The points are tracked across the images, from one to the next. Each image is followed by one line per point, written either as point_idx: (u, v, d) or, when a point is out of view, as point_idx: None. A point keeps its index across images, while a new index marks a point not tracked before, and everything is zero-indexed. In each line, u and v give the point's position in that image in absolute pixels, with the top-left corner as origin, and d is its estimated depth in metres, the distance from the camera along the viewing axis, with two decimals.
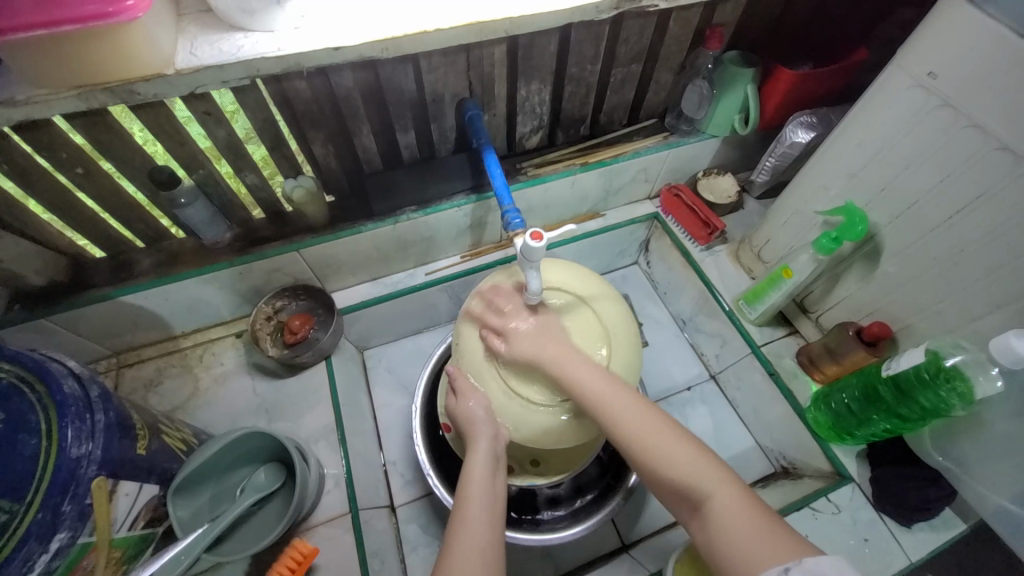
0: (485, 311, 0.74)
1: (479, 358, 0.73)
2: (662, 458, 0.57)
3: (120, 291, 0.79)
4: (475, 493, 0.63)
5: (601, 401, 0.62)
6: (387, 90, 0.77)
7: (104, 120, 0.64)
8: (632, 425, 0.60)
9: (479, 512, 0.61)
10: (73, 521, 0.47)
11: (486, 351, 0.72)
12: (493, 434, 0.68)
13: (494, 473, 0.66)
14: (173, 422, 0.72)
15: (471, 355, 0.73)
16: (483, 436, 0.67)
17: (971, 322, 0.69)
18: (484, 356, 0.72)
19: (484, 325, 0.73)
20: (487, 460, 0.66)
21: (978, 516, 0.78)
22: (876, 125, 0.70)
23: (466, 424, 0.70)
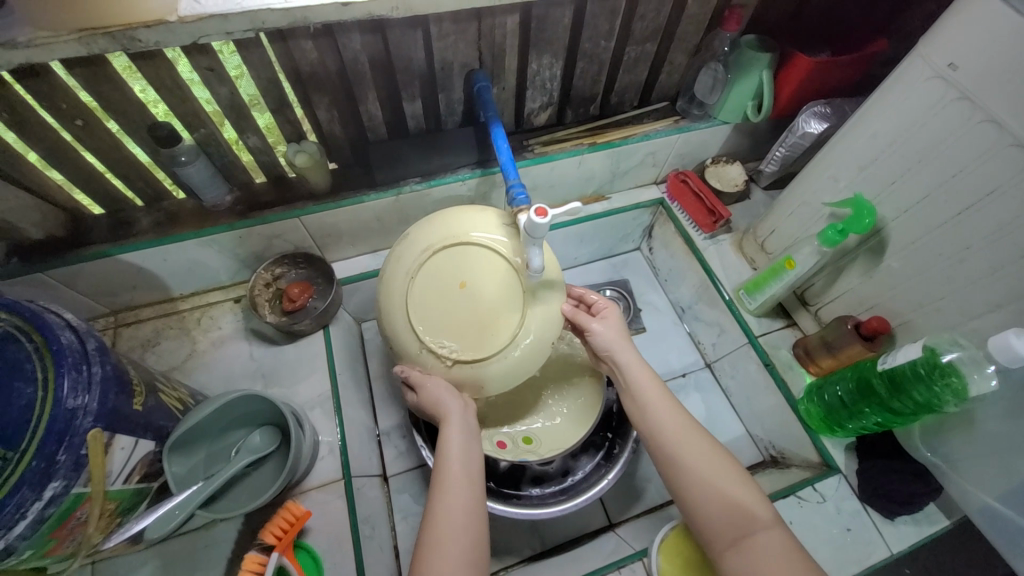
0: (401, 290, 0.67)
1: (407, 340, 0.67)
2: (714, 487, 0.60)
3: (119, 248, 0.78)
4: (453, 467, 0.64)
5: (668, 423, 0.66)
6: (395, 56, 0.75)
7: (104, 71, 0.63)
8: (693, 451, 0.63)
9: (460, 484, 0.63)
10: (68, 471, 0.48)
11: (410, 332, 0.66)
12: (460, 406, 0.66)
13: (470, 444, 0.66)
14: (169, 380, 0.72)
15: (401, 341, 0.67)
16: (453, 411, 0.65)
17: (970, 320, 0.69)
18: (412, 337, 0.66)
19: (401, 302, 0.67)
20: (462, 431, 0.65)
21: (961, 512, 0.79)
22: (892, 116, 0.69)
23: (431, 404, 0.67)
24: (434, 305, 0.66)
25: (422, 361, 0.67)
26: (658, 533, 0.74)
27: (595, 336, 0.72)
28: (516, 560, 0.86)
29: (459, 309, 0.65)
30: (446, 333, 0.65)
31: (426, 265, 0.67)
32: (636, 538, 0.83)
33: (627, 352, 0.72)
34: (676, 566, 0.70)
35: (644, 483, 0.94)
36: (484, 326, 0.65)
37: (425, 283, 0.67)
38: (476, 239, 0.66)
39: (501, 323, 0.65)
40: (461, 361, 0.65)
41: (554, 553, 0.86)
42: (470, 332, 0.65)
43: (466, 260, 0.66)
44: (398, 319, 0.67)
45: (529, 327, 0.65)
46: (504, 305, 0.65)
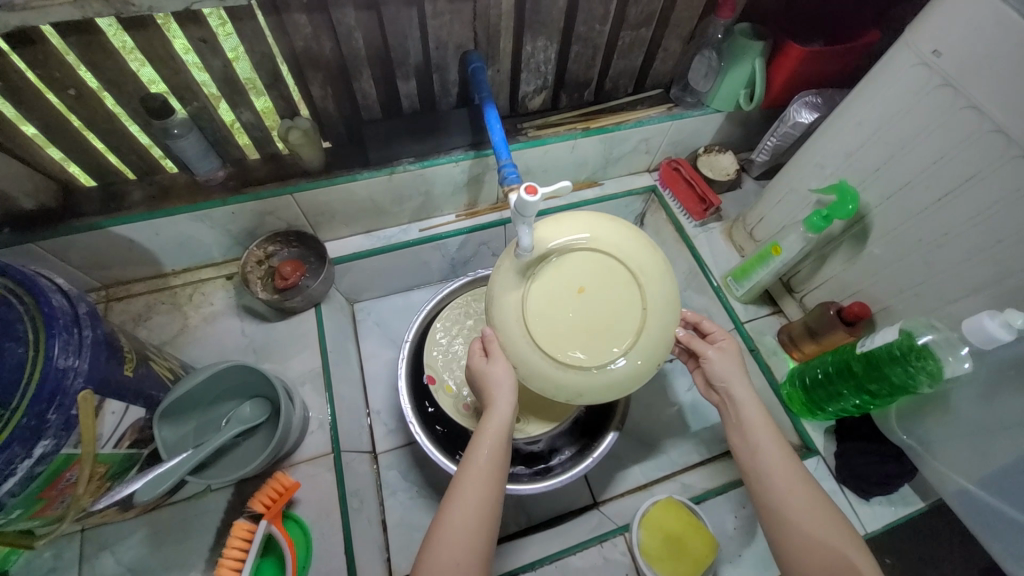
0: (516, 286, 0.63)
1: (516, 340, 0.62)
2: (810, 536, 0.57)
3: (111, 221, 0.78)
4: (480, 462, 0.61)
5: (778, 468, 0.61)
6: (390, 34, 0.75)
7: (99, 41, 0.63)
8: (799, 499, 0.59)
9: (480, 479, 0.60)
10: (58, 430, 0.49)
11: (522, 331, 0.62)
12: (511, 396, 0.63)
13: (503, 447, 0.63)
14: (159, 352, 0.73)
15: (506, 337, 0.63)
16: (500, 401, 0.63)
17: (947, 305, 0.71)
18: (523, 337, 0.62)
19: (516, 297, 0.63)
20: (501, 427, 0.63)
21: (935, 493, 0.81)
22: (878, 104, 0.70)
23: (487, 386, 0.65)
24: (550, 306, 0.63)
25: (525, 360, 0.62)
26: (640, 507, 0.76)
27: (709, 363, 0.70)
28: (502, 535, 0.88)
29: (575, 312, 0.63)
30: (557, 335, 0.62)
31: (544, 266, 0.64)
32: (620, 515, 0.85)
33: (744, 387, 0.67)
34: (657, 539, 0.72)
35: (629, 464, 0.96)
36: (601, 333, 0.62)
37: (542, 284, 0.63)
38: (602, 247, 0.65)
39: (620, 330, 0.63)
40: (574, 365, 0.61)
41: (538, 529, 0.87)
42: (586, 335, 0.62)
43: (587, 267, 0.64)
44: (509, 318, 0.62)
45: (645, 342, 0.63)
46: (623, 313, 0.63)
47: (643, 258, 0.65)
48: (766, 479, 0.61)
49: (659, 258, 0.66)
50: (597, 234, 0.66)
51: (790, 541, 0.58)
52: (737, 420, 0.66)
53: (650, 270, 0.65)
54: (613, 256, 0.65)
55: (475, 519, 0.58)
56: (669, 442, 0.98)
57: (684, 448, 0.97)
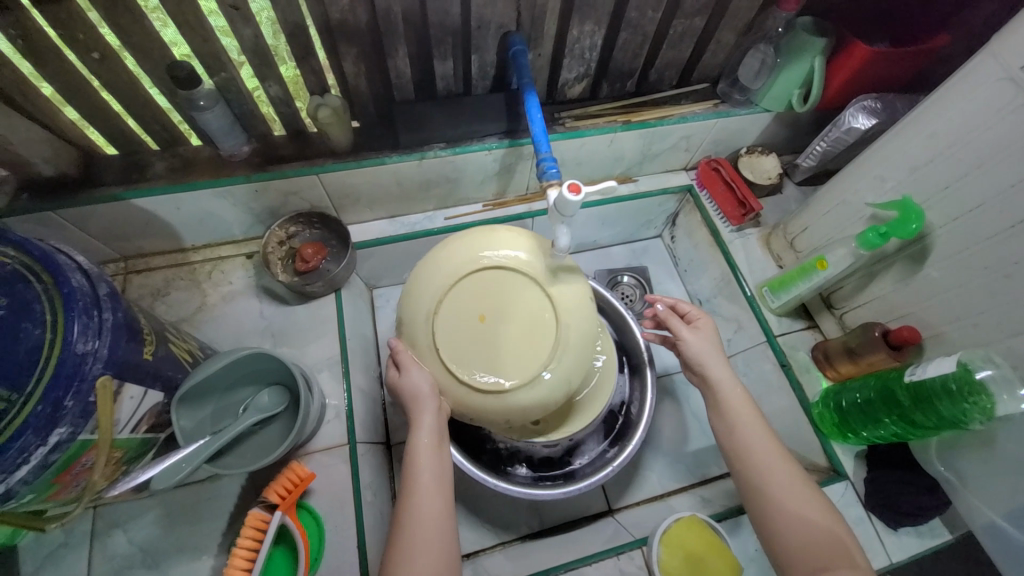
0: (431, 361, 0.63)
1: (472, 402, 0.62)
2: (796, 517, 0.56)
3: (132, 193, 0.76)
4: (422, 472, 0.61)
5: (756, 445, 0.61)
6: (430, 11, 0.70)
7: (125, 3, 0.59)
8: (782, 480, 0.59)
9: (426, 493, 0.60)
10: (75, 418, 0.47)
11: (462, 387, 0.62)
12: (435, 411, 0.62)
13: (437, 451, 0.62)
14: (178, 332, 0.71)
15: (464, 402, 0.62)
16: (427, 416, 0.62)
17: (1006, 339, 0.67)
18: (471, 392, 0.61)
19: (437, 367, 0.62)
20: (430, 440, 0.62)
21: (966, 528, 0.78)
22: (955, 117, 0.64)
23: (409, 399, 0.64)
24: (472, 357, 0.62)
25: (493, 408, 0.61)
26: (660, 524, 0.74)
27: (685, 345, 0.69)
28: (513, 536, 0.87)
29: (497, 339, 0.62)
30: (501, 375, 0.61)
31: (438, 325, 0.63)
32: (636, 526, 0.83)
33: (721, 367, 0.67)
34: (677, 557, 0.70)
35: (646, 473, 0.94)
36: (528, 337, 0.62)
37: (451, 340, 0.62)
38: (461, 273, 0.64)
39: (543, 331, 0.62)
40: (538, 379, 0.61)
41: (550, 534, 0.87)
42: (522, 352, 0.62)
43: (477, 296, 0.63)
44: (444, 386, 0.63)
45: (563, 305, 0.63)
46: (536, 306, 0.63)
47: (502, 250, 0.65)
48: (752, 463, 0.60)
49: (509, 238, 0.66)
50: (452, 264, 0.64)
51: (775, 523, 0.57)
52: (716, 402, 0.65)
53: (514, 254, 0.65)
54: (483, 269, 0.64)
55: (433, 527, 0.58)
56: (688, 452, 0.95)
57: (702, 460, 0.95)
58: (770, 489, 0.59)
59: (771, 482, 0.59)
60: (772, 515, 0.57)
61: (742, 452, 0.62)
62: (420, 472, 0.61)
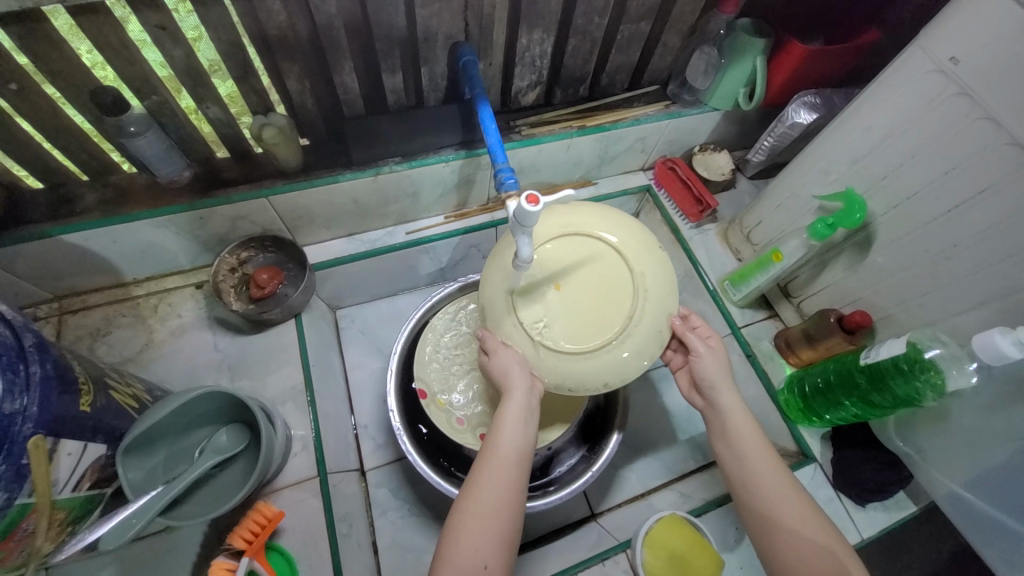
0: (519, 336, 0.59)
1: (573, 367, 0.58)
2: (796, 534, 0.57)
3: (62, 229, 0.70)
4: (507, 447, 0.58)
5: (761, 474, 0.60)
6: (374, 24, 0.68)
7: (39, 27, 0.55)
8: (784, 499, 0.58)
9: (503, 472, 0.57)
10: (7, 483, 0.43)
11: (554, 353, 0.58)
12: (526, 385, 0.59)
13: (528, 423, 0.59)
14: (122, 375, 0.66)
15: (559, 367, 0.58)
16: (518, 391, 0.58)
17: (951, 317, 0.70)
18: (570, 359, 0.58)
19: (524, 338, 0.59)
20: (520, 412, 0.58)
21: (928, 498, 0.82)
22: (890, 111, 0.67)
23: (499, 378, 0.61)
24: (565, 324, 0.59)
25: (593, 366, 0.58)
26: (643, 525, 0.74)
27: (699, 364, 0.65)
28: None
29: (582, 299, 0.60)
30: (591, 334, 0.59)
31: (519, 301, 0.60)
32: (620, 529, 0.84)
33: (731, 394, 0.64)
34: (661, 558, 0.70)
35: (627, 474, 0.94)
36: (610, 292, 0.61)
37: (535, 311, 0.60)
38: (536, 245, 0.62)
39: (622, 286, 0.61)
40: (636, 327, 0.59)
41: (537, 544, 0.86)
42: (612, 308, 0.60)
43: (551, 267, 0.61)
44: (538, 359, 0.59)
45: (638, 258, 0.62)
46: (609, 264, 0.62)
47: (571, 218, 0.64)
48: (752, 487, 0.60)
49: (565, 209, 0.65)
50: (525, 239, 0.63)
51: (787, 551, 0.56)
52: (724, 429, 0.63)
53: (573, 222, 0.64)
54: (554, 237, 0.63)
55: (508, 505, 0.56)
56: (666, 450, 0.96)
57: (679, 456, 0.96)
58: (768, 511, 0.58)
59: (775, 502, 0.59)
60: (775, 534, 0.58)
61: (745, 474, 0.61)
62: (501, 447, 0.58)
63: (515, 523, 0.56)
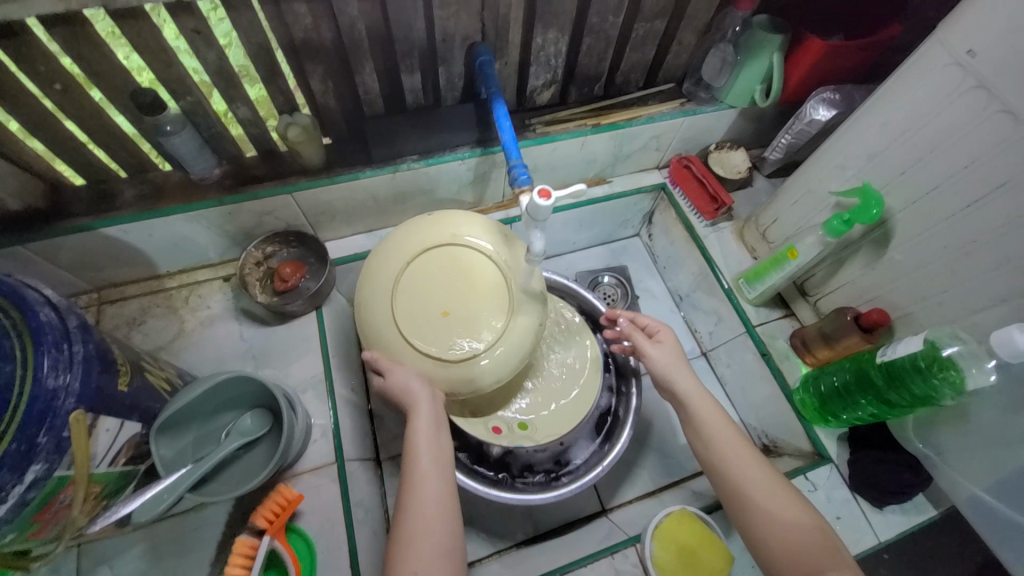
0: (415, 357, 0.65)
1: (477, 373, 0.66)
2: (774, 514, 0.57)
3: (102, 222, 0.75)
4: (422, 459, 0.62)
5: (732, 454, 0.62)
6: (394, 26, 0.71)
7: (84, 32, 0.59)
8: (758, 483, 0.60)
9: (428, 482, 0.60)
10: (49, 454, 0.46)
11: (453, 363, 0.65)
12: (428, 397, 0.64)
13: (437, 436, 0.64)
14: (155, 360, 0.70)
15: (464, 375, 0.65)
16: (420, 403, 0.63)
17: (972, 315, 0.69)
18: (468, 364, 0.65)
19: (427, 357, 0.65)
20: (430, 426, 0.63)
21: (948, 502, 0.80)
22: (907, 105, 0.67)
23: (401, 393, 0.64)
24: (446, 338, 0.65)
25: (489, 364, 0.66)
26: (653, 519, 0.74)
27: (649, 360, 0.71)
28: (510, 544, 0.87)
29: (458, 306, 0.66)
30: (476, 336, 0.66)
31: (399, 318, 0.66)
32: (630, 523, 0.84)
33: (687, 381, 0.68)
34: (670, 551, 0.71)
35: (638, 470, 0.95)
36: (475, 290, 0.67)
37: (421, 332, 0.65)
38: (405, 264, 0.68)
39: (485, 283, 0.68)
40: (513, 316, 0.67)
41: (548, 536, 0.87)
42: (483, 311, 0.66)
43: (429, 292, 0.67)
44: (441, 374, 0.65)
45: (494, 249, 0.69)
46: (469, 261, 0.68)
47: (429, 224, 0.70)
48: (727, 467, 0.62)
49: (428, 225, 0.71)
50: (399, 259, 0.69)
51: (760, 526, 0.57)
52: (689, 417, 0.66)
53: (433, 235, 0.69)
54: (421, 251, 0.68)
55: (439, 513, 0.58)
56: (678, 447, 0.96)
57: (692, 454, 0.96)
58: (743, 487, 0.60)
59: (747, 482, 0.60)
60: (748, 516, 0.59)
61: (718, 461, 0.62)
62: (419, 461, 0.62)
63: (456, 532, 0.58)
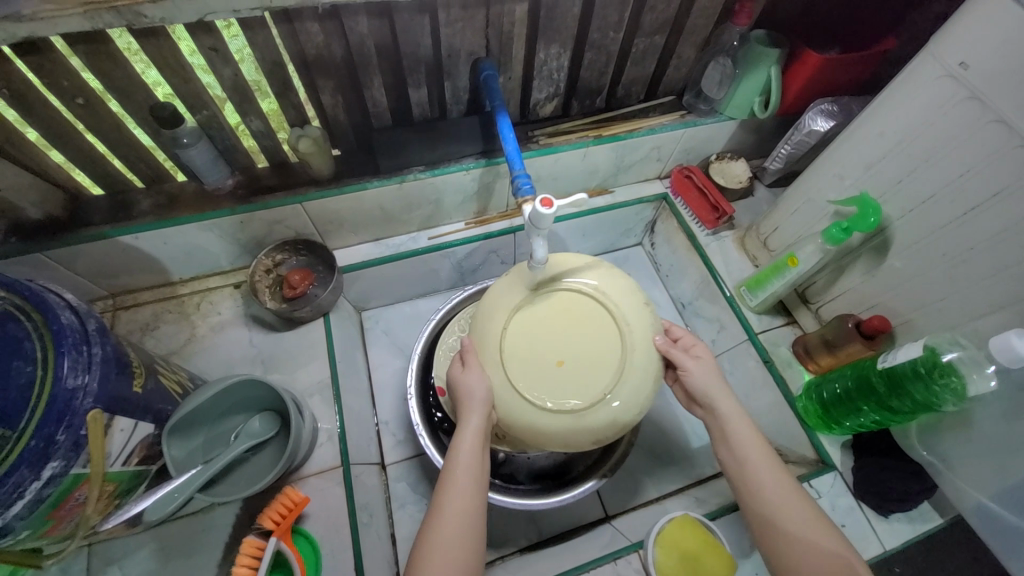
0: (541, 416, 0.62)
1: (617, 411, 0.63)
2: (791, 531, 0.58)
3: (119, 230, 0.77)
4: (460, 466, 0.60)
5: (766, 479, 0.61)
6: (402, 43, 0.74)
7: (107, 49, 0.62)
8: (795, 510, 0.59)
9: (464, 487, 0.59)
10: (66, 451, 0.48)
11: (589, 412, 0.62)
12: (482, 412, 0.62)
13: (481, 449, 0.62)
14: (168, 364, 0.72)
15: (603, 421, 0.62)
16: (474, 418, 0.62)
17: (972, 321, 0.69)
18: (604, 408, 0.62)
19: (559, 412, 0.62)
20: (476, 435, 0.61)
21: (955, 511, 0.79)
22: (902, 116, 0.68)
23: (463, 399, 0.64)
24: (571, 387, 0.63)
25: (628, 396, 0.63)
26: (654, 525, 0.75)
27: (690, 378, 0.67)
28: (513, 550, 0.87)
29: (573, 348, 0.64)
30: (601, 376, 0.63)
31: (514, 380, 0.63)
32: (633, 530, 0.84)
33: (727, 402, 0.66)
34: (673, 558, 0.71)
35: (641, 477, 0.95)
36: (581, 326, 0.65)
37: (544, 389, 0.63)
38: (503, 325, 0.66)
39: (589, 319, 0.65)
40: (631, 341, 0.64)
41: (550, 544, 0.87)
42: (598, 347, 0.64)
43: (540, 345, 0.64)
44: (576, 427, 0.62)
45: (585, 280, 0.67)
46: (570, 303, 0.66)
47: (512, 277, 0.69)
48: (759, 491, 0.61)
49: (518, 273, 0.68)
50: (496, 321, 0.66)
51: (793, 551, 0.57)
52: (724, 434, 0.65)
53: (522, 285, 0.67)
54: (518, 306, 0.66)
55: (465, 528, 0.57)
56: (683, 454, 0.96)
57: (696, 462, 0.96)
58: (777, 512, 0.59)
59: (765, 492, 0.60)
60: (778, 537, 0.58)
61: (736, 466, 0.63)
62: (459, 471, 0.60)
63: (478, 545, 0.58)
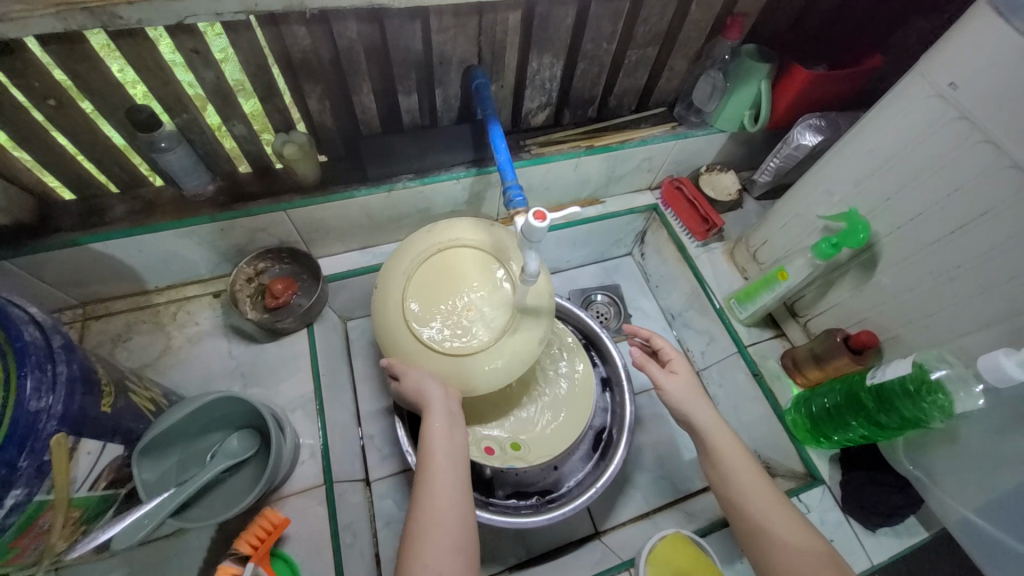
0: (490, 356, 0.63)
1: (533, 312, 0.66)
2: (777, 536, 0.58)
3: (91, 237, 0.74)
4: (436, 458, 0.62)
5: (751, 488, 0.61)
6: (392, 48, 0.72)
7: (82, 50, 0.59)
8: (777, 518, 0.59)
9: (443, 476, 0.61)
10: (30, 478, 0.45)
11: (513, 323, 0.64)
12: (441, 395, 0.63)
13: (451, 435, 0.63)
14: (141, 379, 0.68)
15: (531, 323, 0.66)
16: (433, 404, 0.62)
17: (958, 338, 0.70)
18: (522, 314, 0.65)
19: (502, 339, 0.63)
20: (443, 427, 0.62)
21: (940, 524, 0.80)
22: (891, 134, 0.69)
23: (415, 395, 0.65)
24: (488, 321, 0.64)
25: (528, 293, 0.66)
26: (647, 542, 0.74)
27: (666, 393, 0.70)
28: (501, 569, 0.85)
29: (465, 290, 0.64)
30: (498, 293, 0.65)
31: (443, 350, 0.63)
32: (624, 548, 0.83)
33: (703, 414, 0.67)
34: None
35: (631, 492, 0.94)
36: (456, 271, 0.66)
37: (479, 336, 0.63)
38: (405, 312, 0.64)
39: (459, 264, 0.66)
40: (499, 251, 0.67)
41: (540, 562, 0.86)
42: (480, 281, 0.65)
43: (445, 308, 0.64)
44: (516, 345, 0.64)
45: (446, 232, 0.69)
46: (444, 261, 0.66)
47: (390, 280, 0.68)
48: (744, 503, 0.61)
49: (428, 233, 0.69)
50: (400, 318, 0.65)
51: (779, 558, 0.56)
52: (706, 450, 0.65)
53: (400, 276, 0.67)
54: (407, 294, 0.65)
55: (452, 513, 0.59)
56: (673, 468, 0.96)
57: (686, 475, 0.95)
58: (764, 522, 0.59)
59: (749, 502, 0.61)
60: (763, 548, 0.58)
61: (720, 480, 0.63)
62: (435, 463, 0.62)
63: (467, 524, 0.59)
